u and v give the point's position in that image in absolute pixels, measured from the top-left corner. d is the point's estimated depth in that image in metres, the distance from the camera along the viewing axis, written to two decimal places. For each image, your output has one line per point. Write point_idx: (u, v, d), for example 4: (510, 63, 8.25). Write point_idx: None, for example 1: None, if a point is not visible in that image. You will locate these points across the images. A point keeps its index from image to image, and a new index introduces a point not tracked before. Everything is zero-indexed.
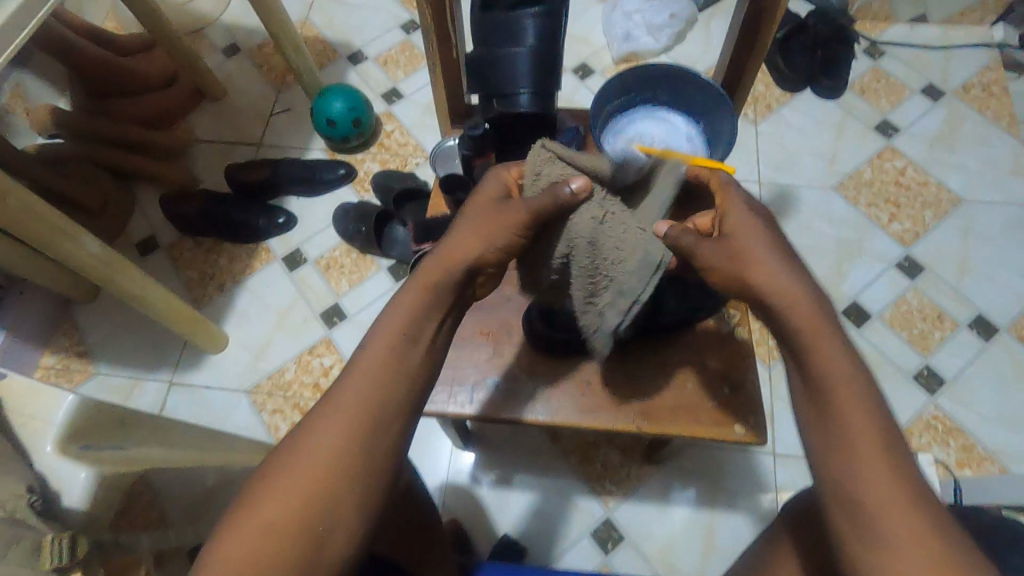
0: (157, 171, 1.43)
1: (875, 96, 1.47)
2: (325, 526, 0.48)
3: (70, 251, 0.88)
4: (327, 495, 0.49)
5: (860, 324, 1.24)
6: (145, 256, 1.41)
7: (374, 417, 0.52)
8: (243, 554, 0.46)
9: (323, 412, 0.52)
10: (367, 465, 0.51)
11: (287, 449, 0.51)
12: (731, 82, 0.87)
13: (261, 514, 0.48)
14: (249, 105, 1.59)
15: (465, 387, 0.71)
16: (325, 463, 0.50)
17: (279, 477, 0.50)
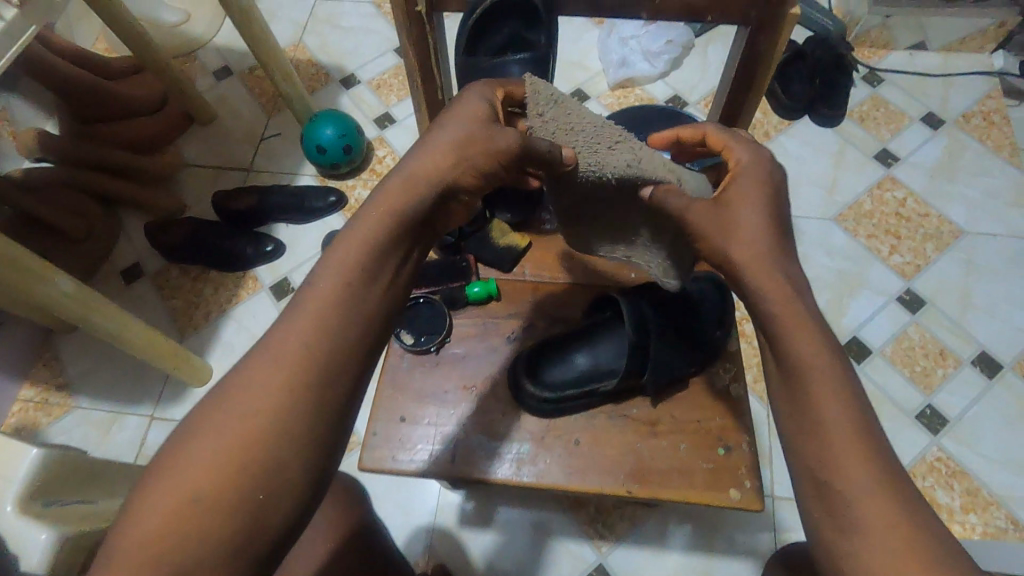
0: (144, 196, 1.41)
1: (874, 124, 1.45)
2: (259, 482, 0.45)
3: (41, 293, 0.84)
4: (262, 448, 0.46)
5: (861, 359, 1.21)
6: (130, 284, 1.37)
7: (314, 363, 0.49)
8: (168, 505, 0.44)
9: (263, 355, 0.49)
10: (307, 418, 0.48)
11: (219, 399, 0.48)
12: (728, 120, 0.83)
13: (189, 469, 0.45)
14: (239, 129, 1.57)
15: (445, 446, 0.66)
16: (260, 408, 0.47)
17: (211, 425, 0.47)
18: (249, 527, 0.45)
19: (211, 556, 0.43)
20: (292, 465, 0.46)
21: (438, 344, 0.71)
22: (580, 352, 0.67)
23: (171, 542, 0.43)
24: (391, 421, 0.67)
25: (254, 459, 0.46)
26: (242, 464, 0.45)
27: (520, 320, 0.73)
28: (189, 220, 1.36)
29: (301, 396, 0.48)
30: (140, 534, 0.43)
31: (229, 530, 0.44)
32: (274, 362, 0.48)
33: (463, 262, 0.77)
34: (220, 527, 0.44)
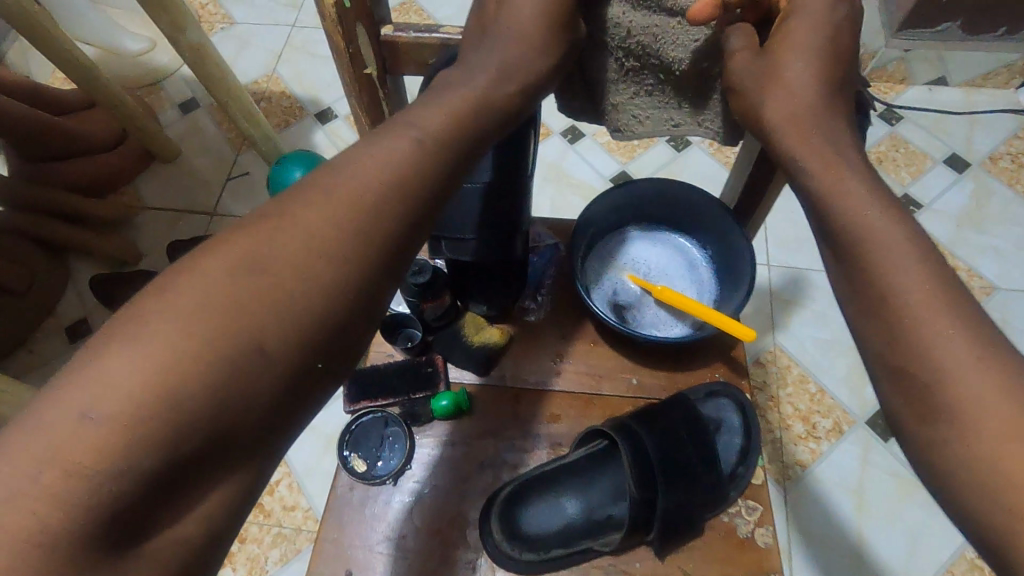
0: (94, 243, 1.28)
1: (894, 166, 1.34)
2: (307, 347, 0.34)
3: None
4: (321, 306, 0.34)
5: (888, 436, 1.08)
6: (75, 342, 1.24)
7: (376, 208, 0.37)
8: (161, 337, 0.30)
9: (321, 178, 0.37)
10: (374, 285, 0.37)
11: (263, 225, 0.35)
12: (746, 205, 0.66)
13: (219, 301, 0.32)
14: (202, 167, 1.45)
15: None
16: (309, 240, 0.35)
17: (233, 249, 0.34)
18: (264, 391, 0.32)
19: (235, 424, 0.31)
20: (346, 341, 0.36)
21: (396, 474, 0.58)
22: (570, 495, 0.54)
23: (176, 382, 0.29)
24: None
25: (281, 302, 0.33)
26: (295, 316, 0.33)
27: (497, 443, 0.60)
28: (142, 273, 1.23)
29: (356, 243, 0.36)
30: (135, 374, 0.29)
31: (261, 399, 0.32)
32: (345, 201, 0.36)
33: (427, 366, 0.63)
34: (242, 384, 0.31)
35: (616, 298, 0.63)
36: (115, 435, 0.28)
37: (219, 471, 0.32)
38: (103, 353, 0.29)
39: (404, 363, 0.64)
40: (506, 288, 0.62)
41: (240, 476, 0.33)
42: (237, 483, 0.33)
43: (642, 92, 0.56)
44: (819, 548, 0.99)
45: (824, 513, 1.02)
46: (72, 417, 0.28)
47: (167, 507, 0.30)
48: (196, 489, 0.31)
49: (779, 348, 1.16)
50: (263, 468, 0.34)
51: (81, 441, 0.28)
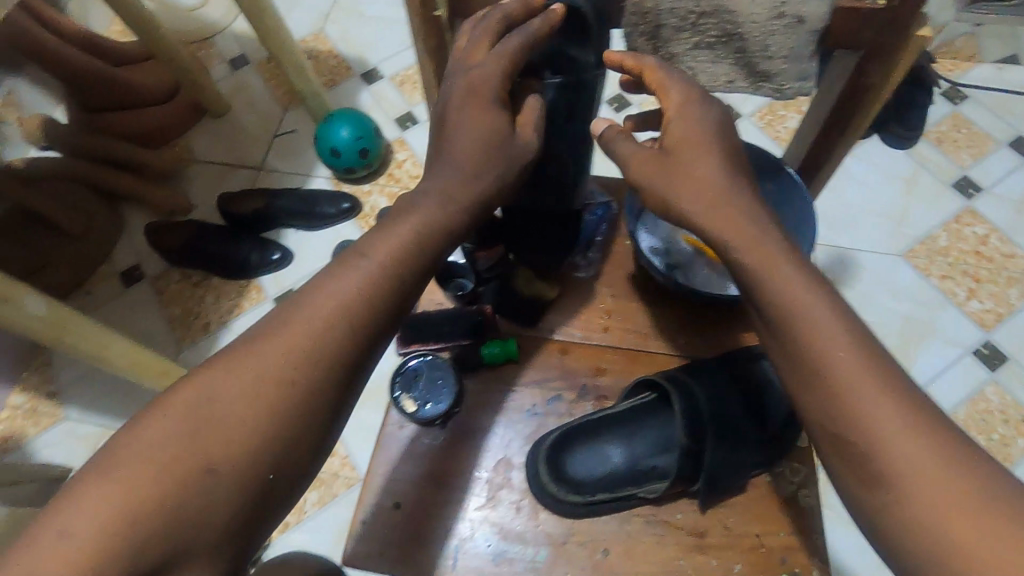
0: (147, 193, 1.32)
1: (954, 148, 1.29)
2: (246, 474, 0.45)
3: (9, 316, 0.75)
4: (258, 439, 0.46)
5: None
6: (129, 287, 1.29)
7: (317, 353, 0.47)
8: (136, 474, 0.42)
9: (272, 328, 0.48)
10: (308, 418, 0.48)
11: (225, 367, 0.47)
12: (810, 165, 0.66)
13: (185, 434, 0.44)
14: (251, 123, 1.47)
15: (448, 544, 0.56)
16: (259, 388, 0.46)
17: (194, 396, 0.46)
18: (216, 508, 0.44)
19: (188, 536, 0.43)
20: (289, 456, 0.47)
21: (444, 416, 0.61)
22: (614, 445, 0.56)
23: (145, 508, 0.41)
24: (382, 505, 0.58)
25: (233, 438, 0.45)
26: (234, 448, 0.45)
27: (544, 390, 0.62)
28: (193, 224, 1.27)
29: (296, 383, 0.47)
30: (109, 502, 0.41)
31: (209, 516, 0.43)
32: (294, 349, 0.47)
33: (478, 316, 0.64)
34: (200, 502, 0.43)
35: (670, 256, 0.64)
36: (97, 550, 0.39)
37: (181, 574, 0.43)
38: (91, 489, 0.41)
39: (456, 311, 0.66)
40: (562, 236, 0.64)
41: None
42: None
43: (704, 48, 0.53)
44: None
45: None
46: (64, 535, 0.40)
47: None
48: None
49: None
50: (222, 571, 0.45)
51: (72, 556, 0.39)
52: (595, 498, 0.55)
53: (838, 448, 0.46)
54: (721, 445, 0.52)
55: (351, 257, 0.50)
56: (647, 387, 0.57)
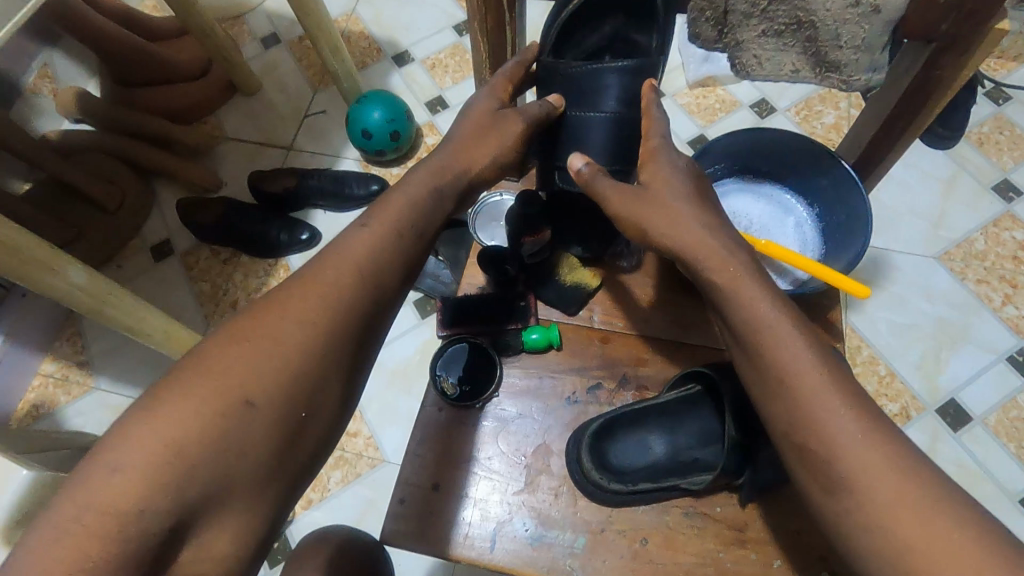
0: (178, 169, 1.33)
1: (996, 150, 1.26)
2: (282, 412, 0.47)
3: (53, 286, 0.76)
4: (293, 377, 0.47)
5: (957, 427, 1.05)
6: (159, 262, 1.30)
7: (347, 301, 0.50)
8: (176, 414, 0.43)
9: (301, 282, 0.50)
10: (337, 360, 0.50)
11: (255, 317, 0.49)
12: (864, 161, 0.65)
13: (222, 377, 0.45)
14: (282, 103, 1.47)
15: (486, 527, 0.57)
16: (292, 334, 0.48)
17: (227, 345, 0.47)
18: (255, 446, 0.45)
19: (231, 471, 0.44)
20: (319, 400, 0.49)
21: (483, 400, 0.61)
22: (655, 434, 0.58)
23: (189, 444, 0.43)
24: (420, 487, 0.58)
25: (269, 381, 0.47)
26: (272, 386, 0.46)
27: (585, 380, 0.62)
28: (223, 201, 1.27)
29: (328, 329, 0.49)
30: (155, 435, 0.42)
31: (251, 452, 0.45)
32: (324, 300, 0.49)
33: (522, 301, 0.66)
34: (240, 442, 0.45)
35: None
36: (146, 484, 0.41)
37: (227, 509, 0.45)
38: (132, 431, 0.42)
39: (498, 295, 0.67)
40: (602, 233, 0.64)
41: (246, 513, 0.46)
42: (238, 518, 0.45)
43: (769, 33, 0.55)
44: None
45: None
46: (107, 473, 0.40)
47: (188, 537, 0.43)
48: (210, 524, 0.44)
49: (851, 328, 1.13)
50: (264, 511, 0.47)
51: (120, 490, 0.40)
52: (639, 488, 0.55)
53: (823, 453, 0.46)
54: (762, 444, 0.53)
55: (366, 221, 0.54)
56: (691, 380, 0.58)
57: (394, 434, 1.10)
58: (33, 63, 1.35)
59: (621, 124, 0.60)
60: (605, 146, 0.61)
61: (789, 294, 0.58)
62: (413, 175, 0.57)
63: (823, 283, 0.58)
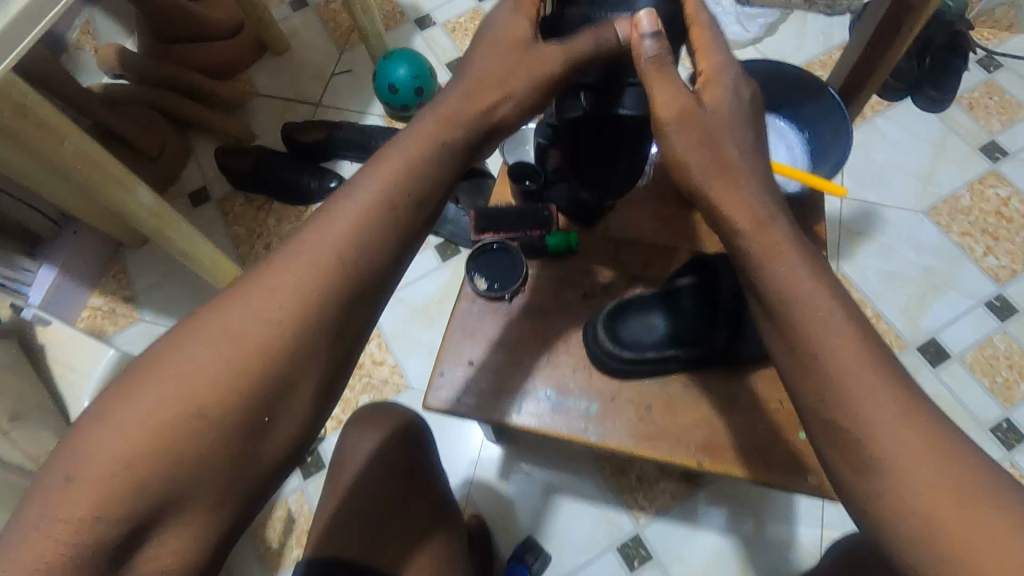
0: (215, 122, 1.41)
1: (985, 114, 1.33)
2: (245, 412, 0.44)
3: (123, 202, 0.85)
4: (256, 373, 0.44)
5: (937, 363, 1.14)
6: (196, 207, 1.40)
7: (319, 291, 0.46)
8: (133, 417, 0.41)
9: (272, 267, 0.47)
10: (307, 352, 0.46)
11: (219, 312, 0.45)
12: (851, 88, 0.75)
13: (181, 377, 0.42)
14: (310, 62, 1.55)
15: (519, 396, 0.68)
16: (257, 327, 0.45)
17: (186, 341, 0.44)
18: (215, 452, 0.42)
19: (189, 479, 0.42)
20: (290, 400, 0.46)
21: (512, 292, 0.72)
22: (660, 317, 0.68)
23: (144, 451, 0.40)
24: (460, 364, 0.70)
25: (232, 382, 0.43)
26: (231, 390, 0.43)
27: (599, 279, 0.73)
28: (257, 149, 1.36)
29: (299, 322, 0.45)
30: (111, 443, 0.40)
31: (211, 457, 0.42)
32: (294, 289, 0.46)
33: (545, 212, 0.76)
34: (199, 445, 0.42)
35: None
36: (98, 489, 0.39)
37: (189, 516, 0.42)
38: (90, 434, 0.41)
39: (526, 207, 0.78)
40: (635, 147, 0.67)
41: (207, 520, 0.43)
42: (199, 526, 0.43)
43: None
44: (784, 546, 1.05)
45: (785, 512, 1.07)
46: (67, 477, 0.40)
47: (149, 538, 0.41)
48: (168, 533, 0.42)
49: (842, 273, 1.21)
50: (230, 512, 0.44)
51: (77, 496, 0.39)
52: (645, 357, 0.66)
53: None
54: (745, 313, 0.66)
55: (340, 198, 0.50)
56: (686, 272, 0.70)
57: (418, 363, 1.20)
58: (77, 22, 1.44)
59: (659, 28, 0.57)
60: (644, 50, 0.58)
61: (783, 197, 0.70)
62: (422, 130, 0.53)
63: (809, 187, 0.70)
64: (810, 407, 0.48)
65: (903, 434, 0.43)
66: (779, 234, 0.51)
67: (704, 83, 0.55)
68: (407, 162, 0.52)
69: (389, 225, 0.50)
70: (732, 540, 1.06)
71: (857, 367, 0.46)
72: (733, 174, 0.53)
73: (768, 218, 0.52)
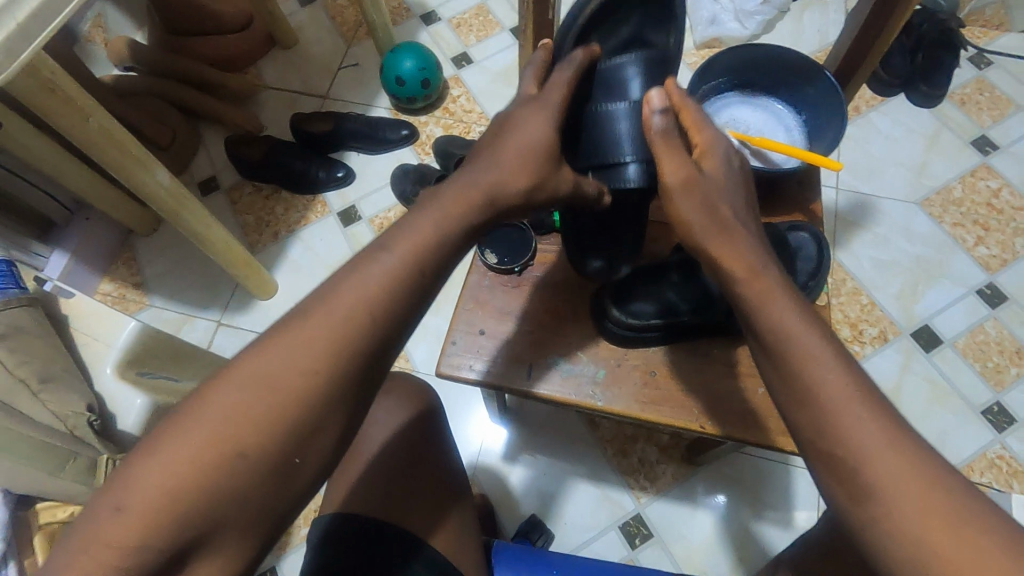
0: (225, 112, 1.44)
1: (976, 109, 1.37)
2: (279, 452, 0.47)
3: (143, 182, 0.88)
4: (291, 418, 0.47)
5: (930, 349, 1.17)
6: (205, 196, 1.42)
7: (352, 343, 0.49)
8: (180, 455, 0.44)
9: (310, 315, 0.49)
10: (336, 401, 0.49)
11: (261, 357, 0.48)
12: (846, 70, 0.79)
13: (224, 420, 0.46)
14: (318, 56, 1.58)
15: (531, 362, 0.73)
16: (294, 375, 0.47)
17: (231, 383, 0.47)
18: (250, 489, 0.46)
19: (224, 512, 0.45)
20: (320, 444, 0.49)
21: (522, 265, 0.78)
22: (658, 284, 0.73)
23: (188, 486, 0.44)
24: (471, 333, 0.75)
25: (270, 426, 0.46)
26: (266, 434, 0.46)
27: None
28: (265, 139, 1.38)
29: (333, 373, 0.48)
30: (158, 478, 0.44)
31: (246, 493, 0.46)
32: (329, 341, 0.48)
33: None
34: (237, 482, 0.45)
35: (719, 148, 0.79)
36: (144, 520, 0.43)
37: (223, 544, 0.46)
38: (141, 467, 0.44)
39: None
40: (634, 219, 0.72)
41: (238, 547, 0.47)
42: (232, 551, 0.47)
43: None
44: (781, 524, 1.08)
45: (782, 492, 1.10)
46: (117, 506, 0.43)
47: (187, 562, 0.45)
48: (203, 556, 0.46)
49: (838, 262, 1.25)
50: (257, 541, 0.48)
51: (126, 525, 0.43)
52: (649, 325, 0.71)
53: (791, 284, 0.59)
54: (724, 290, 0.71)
55: (374, 251, 0.52)
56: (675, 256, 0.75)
57: (424, 347, 1.22)
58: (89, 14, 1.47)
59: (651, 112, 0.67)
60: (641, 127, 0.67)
61: (779, 174, 0.75)
62: (450, 195, 0.56)
63: (804, 164, 0.74)
64: (804, 440, 0.47)
65: (898, 464, 0.42)
66: (772, 282, 0.53)
67: (700, 155, 0.60)
68: (435, 224, 0.54)
69: (418, 279, 0.52)
70: (732, 519, 1.09)
71: (846, 399, 0.45)
72: (730, 232, 0.56)
73: (760, 267, 0.54)
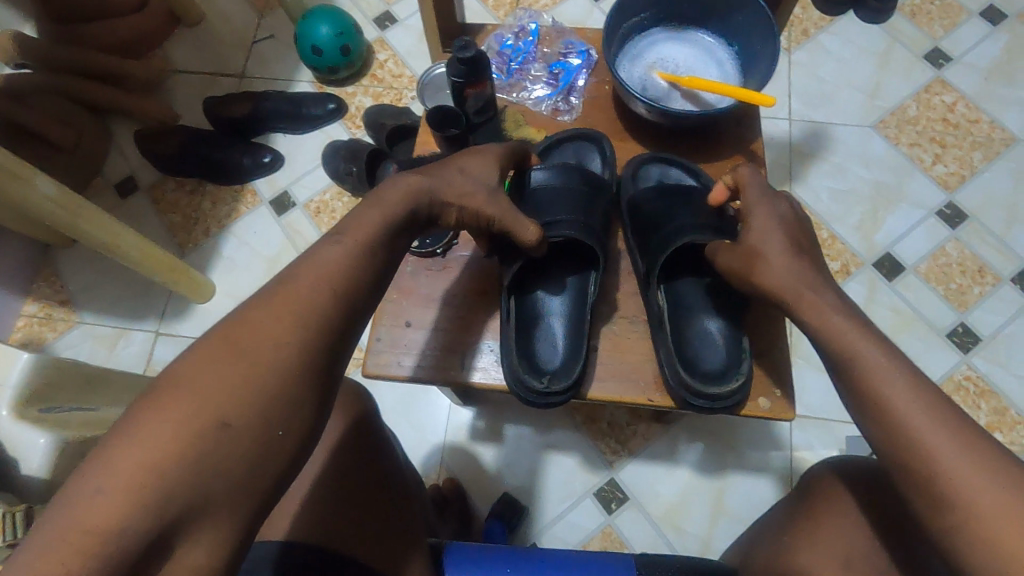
0: (132, 104, 1.32)
1: (927, 20, 1.31)
2: (262, 423, 0.42)
3: (23, 195, 0.81)
4: (274, 387, 0.43)
5: (892, 277, 1.14)
6: (125, 198, 1.32)
7: (322, 316, 0.47)
8: (155, 429, 0.39)
9: (276, 292, 0.48)
10: (314, 361, 0.46)
11: (233, 334, 0.45)
12: None
13: (203, 394, 0.41)
14: (229, 31, 1.45)
15: (474, 353, 0.71)
16: (271, 343, 0.45)
17: (207, 358, 0.43)
18: (235, 460, 0.41)
19: (209, 486, 0.39)
20: (302, 416, 0.45)
21: (445, 246, 0.74)
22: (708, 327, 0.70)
23: (170, 459, 0.39)
24: (397, 327, 0.72)
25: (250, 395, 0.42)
26: (247, 399, 0.42)
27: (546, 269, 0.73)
28: (181, 128, 1.29)
29: (308, 340, 0.46)
30: (135, 455, 0.38)
31: (232, 466, 0.40)
32: (295, 315, 0.47)
33: None
34: (220, 453, 0.40)
35: (647, 93, 0.74)
36: (121, 500, 0.37)
37: (208, 527, 0.40)
38: (112, 451, 0.39)
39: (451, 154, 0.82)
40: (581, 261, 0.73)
41: (225, 535, 0.40)
42: (214, 539, 0.40)
43: None
44: (757, 471, 1.07)
45: (756, 438, 1.09)
46: (90, 492, 0.37)
47: (168, 552, 0.38)
48: (186, 545, 0.39)
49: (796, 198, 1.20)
50: (243, 528, 0.42)
51: (99, 510, 0.36)
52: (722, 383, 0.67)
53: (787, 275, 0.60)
54: (699, 276, 0.73)
55: (326, 240, 0.53)
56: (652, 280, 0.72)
57: None
58: None
59: (571, 192, 0.71)
60: (562, 203, 0.70)
61: (710, 117, 0.70)
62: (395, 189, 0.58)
63: (736, 102, 0.69)
64: None
65: None
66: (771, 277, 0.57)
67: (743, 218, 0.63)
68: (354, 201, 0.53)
69: (370, 256, 0.53)
70: (706, 472, 1.07)
71: None
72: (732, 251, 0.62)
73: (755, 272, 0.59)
